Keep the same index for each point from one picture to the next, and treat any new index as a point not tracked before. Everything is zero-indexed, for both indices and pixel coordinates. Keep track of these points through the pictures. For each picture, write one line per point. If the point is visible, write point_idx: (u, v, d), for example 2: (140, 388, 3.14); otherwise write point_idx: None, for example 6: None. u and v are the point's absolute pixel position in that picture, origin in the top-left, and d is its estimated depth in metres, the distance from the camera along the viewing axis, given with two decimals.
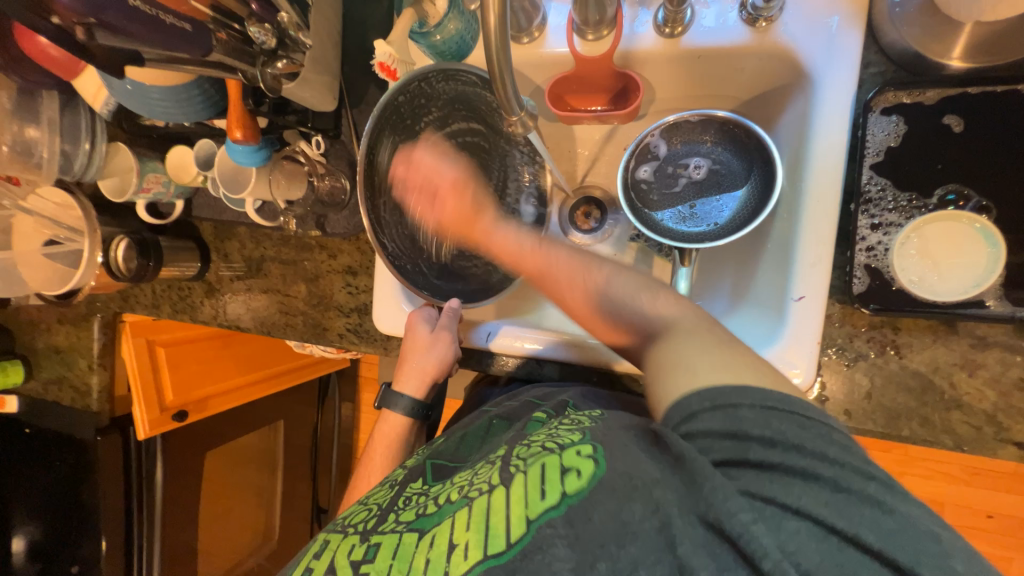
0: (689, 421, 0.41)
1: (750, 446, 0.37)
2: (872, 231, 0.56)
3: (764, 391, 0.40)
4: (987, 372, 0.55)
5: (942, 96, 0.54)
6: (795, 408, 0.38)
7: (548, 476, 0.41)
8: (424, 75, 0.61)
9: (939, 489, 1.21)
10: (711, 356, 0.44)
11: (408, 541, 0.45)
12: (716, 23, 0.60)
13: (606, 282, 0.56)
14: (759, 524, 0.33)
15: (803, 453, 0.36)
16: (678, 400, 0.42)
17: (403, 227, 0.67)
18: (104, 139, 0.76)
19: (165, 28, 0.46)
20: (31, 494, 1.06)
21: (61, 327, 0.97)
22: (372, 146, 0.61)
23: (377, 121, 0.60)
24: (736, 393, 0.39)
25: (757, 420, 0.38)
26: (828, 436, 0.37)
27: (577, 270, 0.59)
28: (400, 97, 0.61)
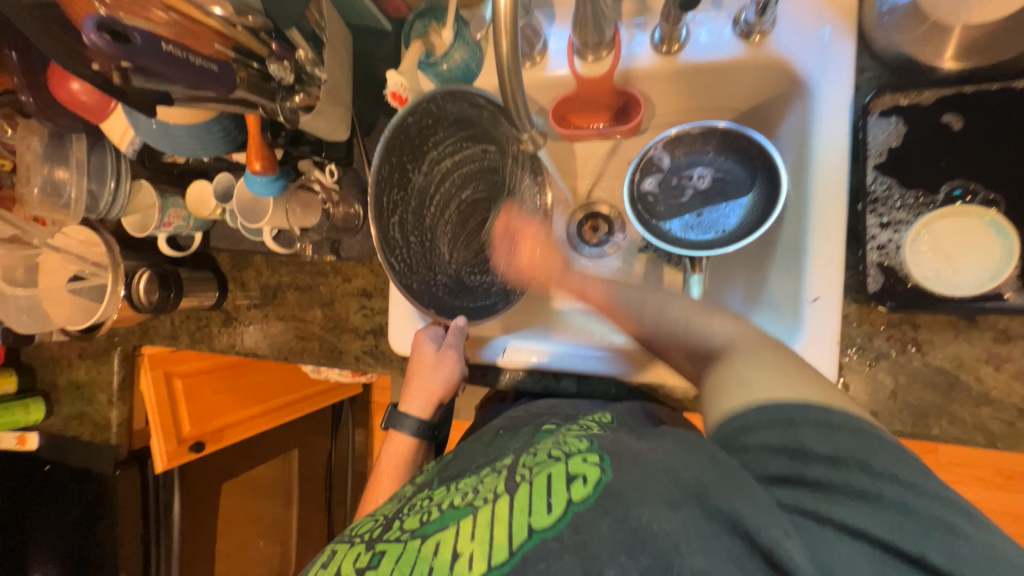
0: (744, 434, 0.40)
1: (808, 464, 0.36)
2: (881, 229, 0.56)
3: (828, 409, 0.37)
4: (1014, 365, 0.55)
5: (938, 96, 0.55)
6: (866, 429, 0.36)
7: (554, 486, 0.42)
8: (431, 96, 0.60)
9: (976, 496, 1.16)
10: (774, 372, 0.42)
11: (411, 548, 0.46)
12: (711, 39, 0.62)
13: (661, 311, 0.54)
14: (796, 540, 0.32)
15: (865, 474, 0.34)
16: (730, 414, 0.42)
17: (414, 247, 0.66)
18: (127, 178, 0.79)
19: (195, 69, 0.48)
20: (51, 532, 1.06)
21: (81, 362, 0.98)
22: (382, 168, 0.60)
23: (387, 142, 0.59)
24: (798, 410, 0.38)
25: (818, 438, 0.36)
26: (894, 456, 0.34)
27: (636, 301, 0.56)
28: (409, 118, 0.60)
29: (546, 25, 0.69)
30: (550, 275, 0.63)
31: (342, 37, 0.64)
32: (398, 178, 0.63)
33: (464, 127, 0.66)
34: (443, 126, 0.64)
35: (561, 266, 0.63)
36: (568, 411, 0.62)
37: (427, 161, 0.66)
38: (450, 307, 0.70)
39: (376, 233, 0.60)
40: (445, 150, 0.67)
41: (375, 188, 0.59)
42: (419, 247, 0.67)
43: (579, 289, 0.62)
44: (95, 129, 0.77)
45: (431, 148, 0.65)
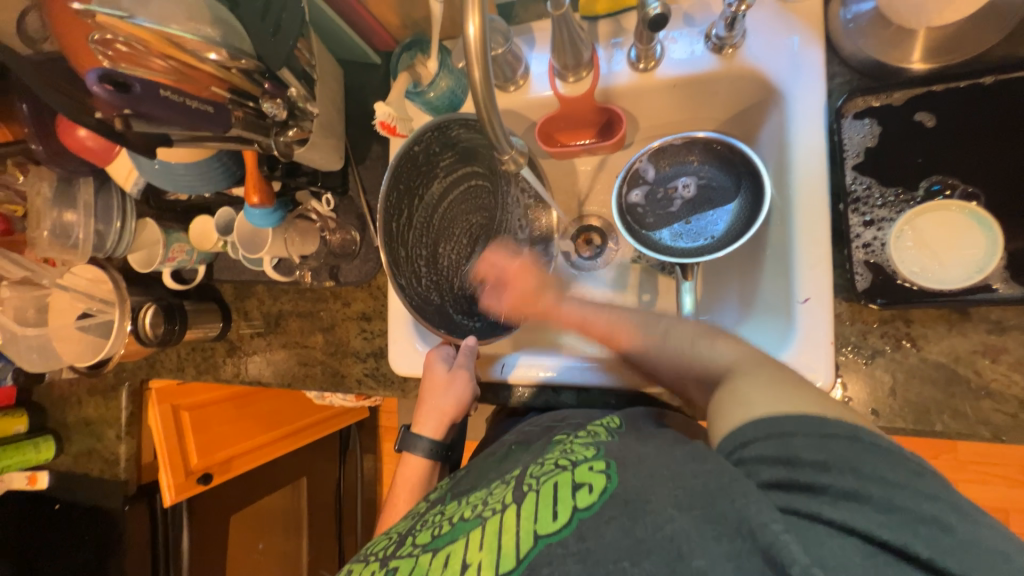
0: (742, 449, 0.40)
1: (802, 469, 0.36)
2: (865, 228, 0.57)
3: (822, 420, 0.38)
4: (1011, 356, 0.54)
5: (909, 96, 0.56)
6: (858, 435, 0.37)
7: (560, 494, 0.43)
8: (439, 125, 0.65)
9: (1000, 495, 1.13)
10: (776, 391, 0.42)
11: (423, 561, 0.47)
12: (686, 54, 0.65)
13: (665, 335, 0.57)
14: (791, 534, 0.32)
15: (858, 476, 0.35)
16: (731, 431, 0.42)
17: (425, 274, 0.69)
18: (133, 218, 0.81)
19: (192, 112, 0.50)
20: (62, 571, 1.06)
21: (90, 399, 1.00)
22: (390, 192, 0.63)
23: (394, 171, 0.62)
24: (792, 422, 0.39)
25: (810, 446, 0.37)
26: (888, 460, 0.36)
27: (644, 329, 0.60)
28: (417, 146, 0.64)
29: (527, 51, 0.72)
30: (550, 307, 0.67)
31: (332, 74, 0.68)
32: (406, 203, 0.66)
33: (465, 153, 0.71)
34: (444, 151, 0.68)
35: (567, 305, 0.66)
36: (575, 420, 0.62)
37: (430, 188, 0.69)
38: (458, 329, 0.71)
39: (390, 259, 0.63)
40: (446, 174, 0.71)
41: (384, 215, 0.62)
42: (431, 272, 0.70)
43: (582, 320, 0.65)
44: (102, 173, 0.80)
45: (434, 175, 0.69)
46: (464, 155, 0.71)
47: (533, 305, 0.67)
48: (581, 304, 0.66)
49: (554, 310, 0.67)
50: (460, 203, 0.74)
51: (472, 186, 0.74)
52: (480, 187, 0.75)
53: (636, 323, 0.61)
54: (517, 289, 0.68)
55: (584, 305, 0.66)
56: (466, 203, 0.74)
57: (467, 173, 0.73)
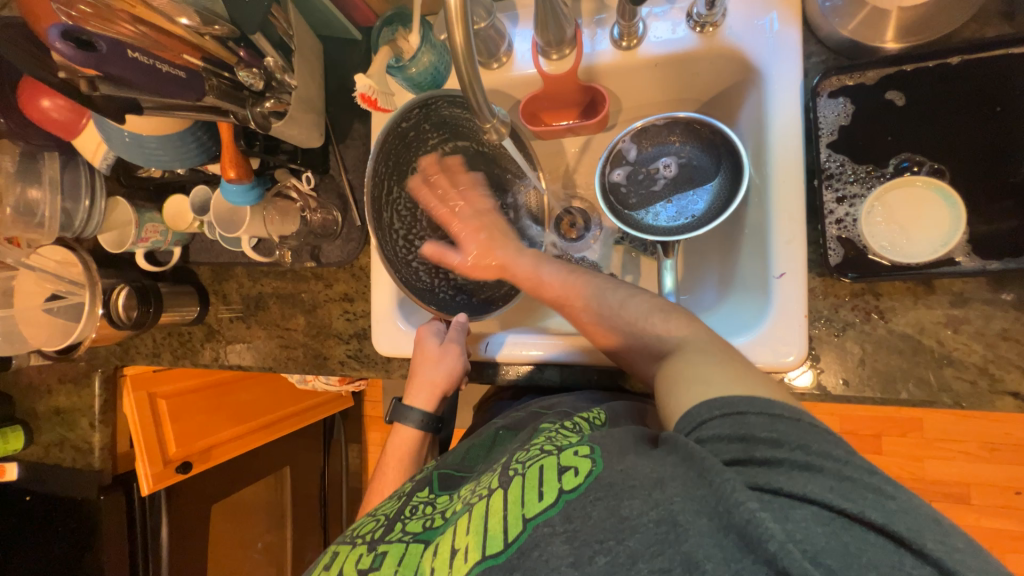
0: (699, 429, 0.41)
1: (757, 446, 0.38)
2: (838, 204, 0.59)
3: (771, 401, 0.41)
4: (971, 327, 0.57)
5: (881, 75, 0.58)
6: (801, 416, 0.40)
7: (545, 477, 0.42)
8: (427, 101, 0.64)
9: (962, 471, 1.19)
10: (722, 373, 0.46)
11: (414, 550, 0.47)
12: (668, 33, 0.65)
13: (616, 302, 0.60)
14: (766, 511, 0.33)
15: (807, 450, 0.37)
16: (689, 410, 0.43)
17: (406, 240, 0.69)
18: (103, 195, 0.78)
19: (163, 76, 0.49)
20: (36, 564, 1.03)
21: (61, 386, 0.96)
22: (378, 166, 0.63)
23: (382, 146, 0.63)
24: (745, 402, 0.41)
25: (764, 424, 0.39)
26: (823, 436, 0.38)
27: (597, 295, 0.61)
28: (405, 123, 0.65)
29: (510, 28, 0.71)
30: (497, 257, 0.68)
31: (312, 48, 0.66)
32: (393, 179, 0.66)
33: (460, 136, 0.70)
34: (435, 131, 0.69)
35: (519, 260, 0.67)
36: (562, 408, 0.63)
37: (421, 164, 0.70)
38: (449, 304, 0.71)
39: (375, 225, 0.64)
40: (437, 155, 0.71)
41: (372, 185, 0.62)
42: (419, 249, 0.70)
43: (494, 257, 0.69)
44: (68, 148, 0.77)
45: (424, 150, 0.69)
46: (455, 134, 0.70)
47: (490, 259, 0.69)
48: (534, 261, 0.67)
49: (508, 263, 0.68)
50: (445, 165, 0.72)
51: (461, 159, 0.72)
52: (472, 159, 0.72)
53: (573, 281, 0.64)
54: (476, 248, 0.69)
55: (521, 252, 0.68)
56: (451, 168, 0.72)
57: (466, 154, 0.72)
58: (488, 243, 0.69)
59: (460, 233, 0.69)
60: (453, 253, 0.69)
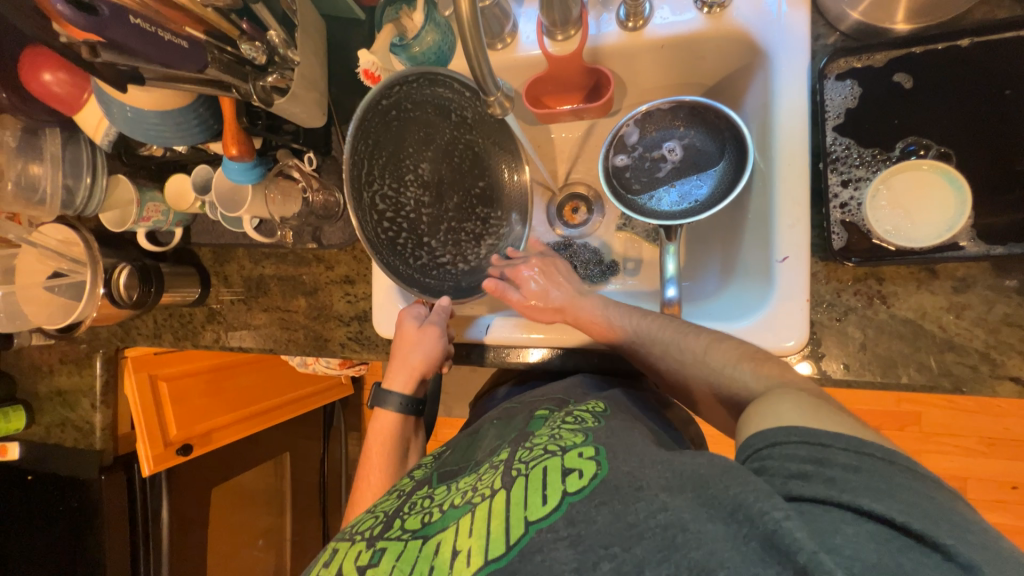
0: (772, 447, 0.40)
1: (829, 471, 0.36)
2: (843, 187, 0.59)
3: (865, 440, 0.37)
4: (974, 312, 0.57)
5: (889, 57, 0.58)
6: (899, 459, 0.36)
7: (549, 481, 0.42)
8: (405, 79, 0.63)
9: (960, 465, 1.19)
10: (810, 410, 0.42)
11: (413, 546, 0.47)
12: (674, 14, 0.64)
13: (705, 352, 0.56)
14: (791, 521, 0.31)
15: (887, 484, 0.34)
16: (764, 431, 0.42)
17: (388, 214, 0.67)
18: (104, 174, 0.78)
19: (163, 44, 0.49)
20: (39, 544, 1.04)
21: (63, 367, 0.96)
22: (357, 147, 0.62)
23: (360, 123, 0.61)
24: (830, 435, 0.38)
25: (852, 460, 0.36)
26: (897, 471, 0.35)
27: (679, 343, 0.58)
28: (385, 101, 0.64)
29: (515, 8, 0.70)
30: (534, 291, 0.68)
31: (316, 26, 0.66)
32: (376, 157, 0.65)
33: (445, 118, 0.68)
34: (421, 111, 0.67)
35: (586, 303, 0.66)
36: (557, 394, 0.64)
37: (410, 147, 0.68)
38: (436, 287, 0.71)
39: (357, 204, 0.62)
40: (427, 138, 0.68)
41: (349, 164, 0.61)
42: (399, 223, 0.68)
43: (556, 305, 0.67)
44: (70, 124, 0.76)
45: (410, 130, 0.67)
46: (441, 113, 0.68)
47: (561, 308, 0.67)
48: (602, 305, 0.66)
49: (575, 310, 0.66)
50: (428, 134, 0.68)
51: (450, 138, 0.70)
52: (466, 150, 0.71)
53: (605, 309, 0.65)
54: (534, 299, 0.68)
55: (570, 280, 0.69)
56: (433, 141, 0.69)
57: (455, 139, 0.70)
58: (549, 283, 0.68)
59: (522, 275, 0.69)
60: (514, 290, 0.68)
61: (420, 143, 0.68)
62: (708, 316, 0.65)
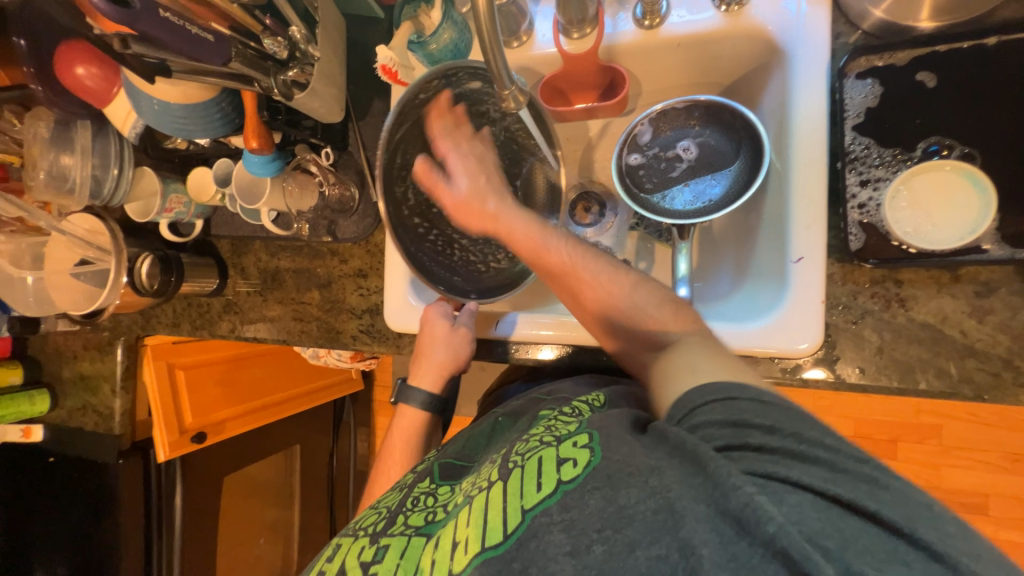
0: (692, 415, 0.42)
1: (752, 432, 0.37)
2: (861, 188, 0.58)
3: (760, 389, 0.42)
4: (997, 318, 0.55)
5: (912, 56, 0.57)
6: (792, 405, 0.39)
7: (544, 468, 0.42)
8: (445, 74, 0.62)
9: (983, 481, 1.15)
10: (714, 363, 0.46)
11: (416, 544, 0.48)
12: (691, 12, 0.64)
13: (631, 293, 0.57)
14: (763, 495, 0.32)
15: (801, 440, 0.36)
16: (681, 397, 0.44)
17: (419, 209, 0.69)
18: (130, 166, 0.81)
19: (190, 37, 0.51)
20: (58, 524, 1.07)
21: (86, 353, 1.00)
22: (393, 142, 0.62)
23: (396, 117, 0.61)
24: (737, 389, 0.41)
25: (755, 411, 0.39)
26: (786, 412, 0.39)
27: (606, 277, 0.58)
28: (421, 95, 0.63)
29: (532, 6, 0.71)
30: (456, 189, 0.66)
31: (337, 24, 0.68)
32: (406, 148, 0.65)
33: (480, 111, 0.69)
34: (457, 103, 0.67)
35: (514, 219, 0.63)
36: (562, 393, 0.63)
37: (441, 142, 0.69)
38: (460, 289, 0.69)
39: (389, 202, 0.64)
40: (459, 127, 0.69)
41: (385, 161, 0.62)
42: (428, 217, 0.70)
43: (488, 215, 0.65)
44: (100, 118, 0.79)
45: (443, 124, 0.68)
46: (477, 108, 0.68)
47: (484, 220, 0.65)
48: (528, 221, 0.62)
49: (501, 225, 0.64)
50: (473, 120, 0.70)
51: (488, 134, 0.71)
52: (501, 149, 0.72)
53: (536, 222, 0.62)
54: (469, 204, 0.65)
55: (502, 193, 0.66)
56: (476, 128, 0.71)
57: (491, 135, 0.71)
58: (483, 188, 0.66)
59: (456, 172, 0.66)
60: (439, 181, 0.66)
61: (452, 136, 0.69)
62: (722, 316, 0.64)
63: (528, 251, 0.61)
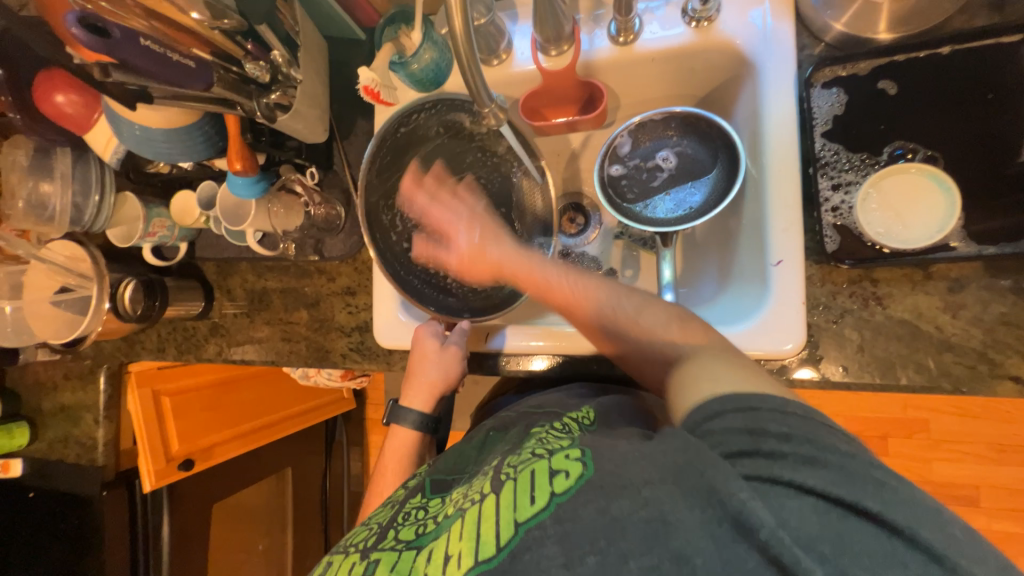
0: (709, 420, 0.41)
1: (765, 439, 0.37)
2: (833, 191, 0.60)
3: (784, 398, 0.40)
4: (970, 312, 0.57)
5: (873, 66, 0.59)
6: (815, 414, 0.39)
7: (537, 482, 0.42)
8: (422, 106, 0.67)
9: (971, 472, 1.17)
10: (734, 372, 0.45)
11: (406, 557, 0.46)
12: (663, 29, 0.66)
13: (637, 313, 0.56)
14: (756, 500, 0.33)
15: (816, 445, 0.36)
16: (699, 404, 0.43)
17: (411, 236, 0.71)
18: (112, 191, 0.80)
19: (170, 63, 0.51)
20: (38, 563, 1.03)
21: (67, 383, 0.97)
22: (373, 168, 0.66)
23: (376, 145, 0.65)
24: (757, 397, 0.40)
25: (776, 418, 0.38)
26: (807, 421, 0.38)
27: (613, 303, 0.58)
28: (401, 128, 0.67)
29: (511, 26, 0.73)
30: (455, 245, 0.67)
31: (319, 47, 0.69)
32: (388, 172, 0.68)
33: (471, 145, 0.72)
34: (442, 134, 0.70)
35: (513, 259, 0.64)
36: (552, 406, 0.63)
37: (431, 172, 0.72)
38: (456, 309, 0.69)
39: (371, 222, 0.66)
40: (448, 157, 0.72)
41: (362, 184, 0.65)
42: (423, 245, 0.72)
43: (491, 263, 0.65)
44: (80, 144, 0.79)
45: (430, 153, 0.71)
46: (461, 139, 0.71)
47: (490, 266, 0.65)
48: (535, 259, 0.63)
49: (507, 267, 0.64)
50: (455, 157, 0.72)
51: (474, 162, 0.73)
52: (492, 173, 0.73)
53: (532, 262, 0.63)
54: (470, 255, 0.66)
55: (501, 236, 0.66)
56: (461, 163, 0.72)
57: (479, 163, 0.73)
58: (483, 237, 0.66)
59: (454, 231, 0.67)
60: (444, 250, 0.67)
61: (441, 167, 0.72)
62: (706, 320, 0.65)
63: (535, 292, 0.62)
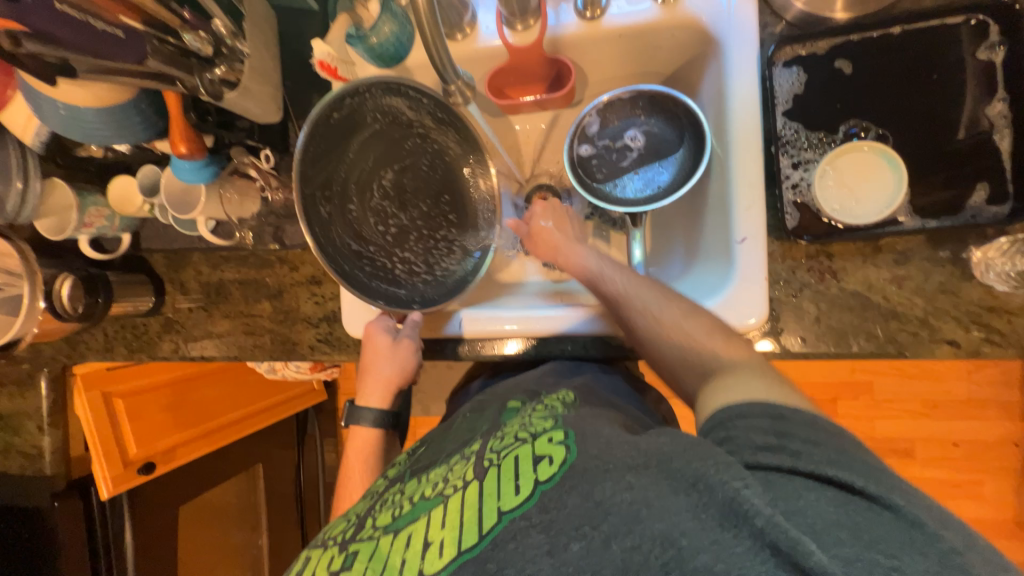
0: (736, 418, 0.43)
1: (791, 441, 0.39)
2: (794, 169, 0.62)
3: (817, 414, 0.42)
4: (913, 282, 0.61)
5: (832, 45, 0.61)
6: (846, 432, 0.40)
7: (522, 468, 0.43)
8: (359, 89, 0.62)
9: (908, 426, 1.28)
10: (769, 383, 0.46)
11: (384, 543, 0.46)
12: (630, 4, 0.65)
13: (683, 319, 0.57)
14: (748, 489, 0.33)
15: (837, 454, 0.38)
16: (728, 404, 0.45)
17: (353, 230, 0.67)
18: (37, 178, 0.71)
19: (95, 34, 0.46)
20: None
21: (2, 389, 0.89)
22: (308, 157, 0.61)
23: (311, 134, 0.60)
24: (789, 408, 0.42)
25: (808, 429, 0.40)
26: (838, 437, 0.39)
27: (653, 305, 0.59)
28: (337, 113, 0.62)
29: None
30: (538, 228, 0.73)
31: (266, 18, 0.64)
32: (329, 163, 0.63)
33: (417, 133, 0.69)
34: (378, 121, 0.66)
35: (576, 255, 0.68)
36: (529, 385, 0.65)
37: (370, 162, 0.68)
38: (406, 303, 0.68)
39: (311, 217, 0.62)
40: (399, 144, 0.69)
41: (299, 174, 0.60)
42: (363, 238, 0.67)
43: (554, 248, 0.70)
44: None
45: (371, 142, 0.67)
46: (398, 123, 0.67)
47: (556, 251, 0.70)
48: (594, 259, 0.66)
49: (567, 255, 0.68)
50: (395, 146, 0.69)
51: (413, 147, 0.70)
52: (433, 160, 0.71)
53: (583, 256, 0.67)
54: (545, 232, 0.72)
55: (566, 225, 0.72)
56: (400, 152, 0.69)
57: (416, 147, 0.70)
58: (562, 224, 0.72)
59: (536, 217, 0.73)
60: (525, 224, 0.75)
61: (380, 154, 0.68)
62: None
63: (585, 282, 0.66)
